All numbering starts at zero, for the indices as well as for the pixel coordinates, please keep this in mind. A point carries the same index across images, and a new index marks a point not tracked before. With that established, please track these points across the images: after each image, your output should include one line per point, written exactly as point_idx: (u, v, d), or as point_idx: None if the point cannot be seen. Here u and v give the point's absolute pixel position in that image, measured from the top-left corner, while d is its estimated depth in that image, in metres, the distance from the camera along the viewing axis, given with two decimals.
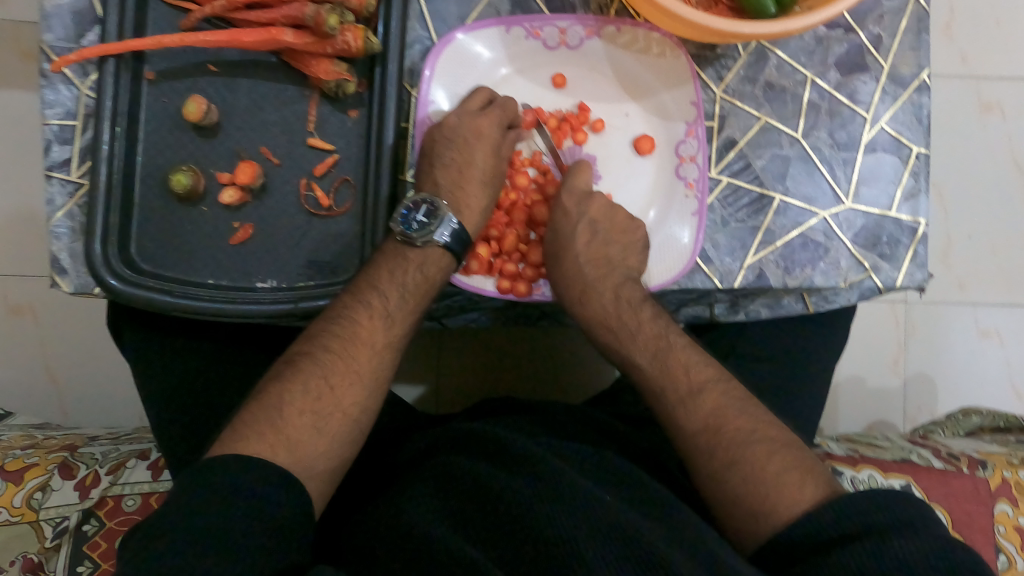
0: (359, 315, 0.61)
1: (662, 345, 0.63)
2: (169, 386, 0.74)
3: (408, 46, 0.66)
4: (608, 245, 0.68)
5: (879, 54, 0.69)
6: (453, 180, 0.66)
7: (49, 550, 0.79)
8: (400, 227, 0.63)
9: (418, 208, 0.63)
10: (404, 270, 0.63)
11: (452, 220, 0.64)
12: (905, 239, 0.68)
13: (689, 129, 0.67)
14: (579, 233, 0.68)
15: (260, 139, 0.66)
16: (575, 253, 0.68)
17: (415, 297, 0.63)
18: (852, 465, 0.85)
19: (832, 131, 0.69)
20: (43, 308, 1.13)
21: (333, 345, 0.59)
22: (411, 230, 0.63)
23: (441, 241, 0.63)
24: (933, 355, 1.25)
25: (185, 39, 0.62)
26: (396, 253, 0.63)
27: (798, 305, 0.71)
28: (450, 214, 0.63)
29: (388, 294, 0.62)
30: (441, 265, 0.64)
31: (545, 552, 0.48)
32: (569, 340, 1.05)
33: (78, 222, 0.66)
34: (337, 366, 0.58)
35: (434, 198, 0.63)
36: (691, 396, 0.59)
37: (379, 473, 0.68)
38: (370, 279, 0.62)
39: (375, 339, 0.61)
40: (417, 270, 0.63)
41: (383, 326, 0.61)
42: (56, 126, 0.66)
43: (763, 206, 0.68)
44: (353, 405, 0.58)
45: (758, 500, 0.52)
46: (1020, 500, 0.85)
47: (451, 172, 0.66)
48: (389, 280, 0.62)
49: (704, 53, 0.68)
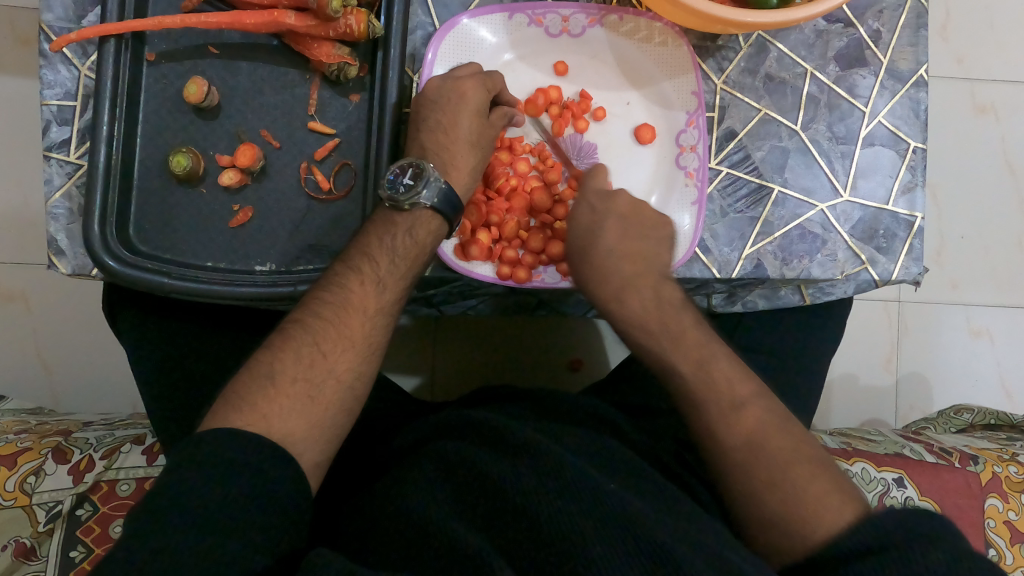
0: (350, 282, 0.59)
1: (703, 351, 0.59)
2: (172, 377, 0.74)
3: (410, 31, 0.67)
4: (641, 241, 0.64)
5: (878, 49, 0.70)
6: (439, 143, 0.63)
7: (42, 534, 0.78)
8: (386, 190, 0.60)
9: (404, 173, 0.61)
10: (393, 233, 0.61)
11: (438, 180, 0.61)
12: (901, 232, 0.69)
13: (689, 119, 0.68)
14: (604, 224, 0.64)
15: (261, 123, 0.65)
16: (605, 247, 0.63)
17: (406, 262, 0.61)
18: (846, 458, 0.86)
19: (831, 123, 0.69)
20: (36, 294, 1.12)
21: (325, 312, 0.57)
22: (397, 194, 0.60)
23: (427, 203, 0.61)
24: (925, 353, 1.25)
25: (186, 20, 0.61)
26: (385, 219, 0.61)
27: (795, 296, 0.73)
28: (435, 174, 0.61)
29: (380, 262, 0.60)
30: (432, 228, 0.62)
31: (553, 538, 0.47)
32: (568, 331, 1.06)
33: (76, 203, 0.65)
34: (331, 334, 0.56)
35: (419, 161, 0.61)
36: (733, 410, 0.55)
37: (376, 459, 0.68)
38: (361, 249, 0.60)
39: (367, 305, 0.59)
40: (407, 233, 0.61)
41: (376, 292, 0.59)
42: (55, 107, 0.65)
43: (762, 197, 0.68)
44: (346, 371, 0.56)
45: (795, 520, 0.51)
46: (1010, 495, 0.86)
47: (437, 136, 0.63)
48: (378, 246, 0.60)
49: (706, 43, 0.69)
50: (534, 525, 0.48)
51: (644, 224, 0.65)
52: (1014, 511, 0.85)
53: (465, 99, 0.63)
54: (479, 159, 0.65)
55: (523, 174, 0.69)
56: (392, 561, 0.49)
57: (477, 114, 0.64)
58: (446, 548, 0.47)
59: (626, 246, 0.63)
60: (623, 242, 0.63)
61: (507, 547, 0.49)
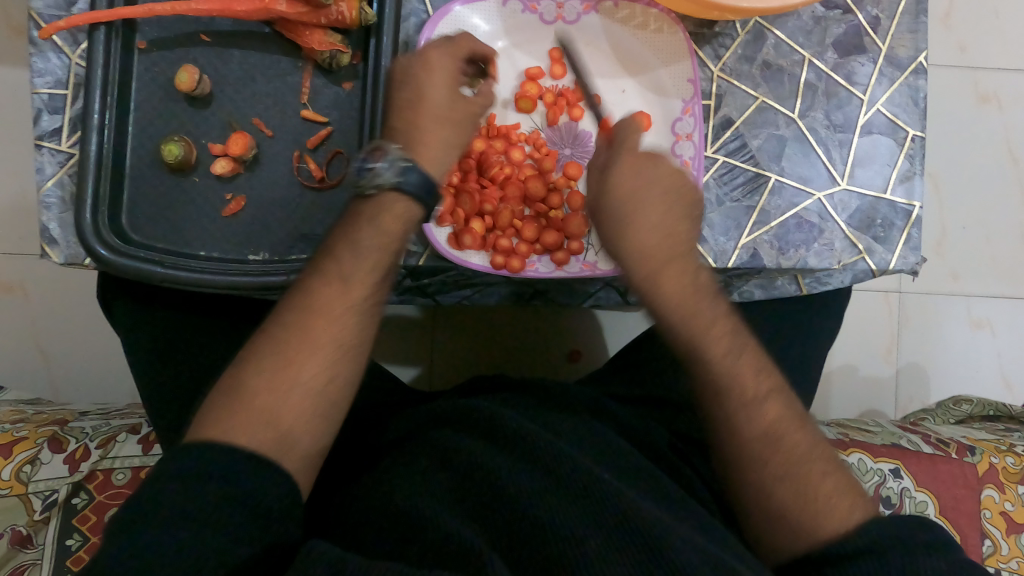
0: (316, 282, 0.52)
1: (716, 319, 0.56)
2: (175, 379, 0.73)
3: (403, 18, 0.66)
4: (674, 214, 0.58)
5: (877, 36, 0.69)
6: (407, 120, 0.59)
7: (38, 523, 0.78)
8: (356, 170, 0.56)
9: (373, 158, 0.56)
10: (359, 223, 0.55)
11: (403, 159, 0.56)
12: (899, 221, 0.68)
13: (685, 107, 0.67)
14: (648, 202, 0.58)
15: (253, 111, 0.65)
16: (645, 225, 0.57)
17: (379, 252, 0.54)
18: (843, 450, 0.86)
19: (828, 111, 0.69)
20: (34, 285, 1.12)
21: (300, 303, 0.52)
22: (360, 177, 0.56)
23: (390, 183, 0.55)
24: (925, 345, 1.25)
25: (177, 8, 0.61)
26: (353, 211, 0.56)
27: (791, 286, 0.72)
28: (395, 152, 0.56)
29: (361, 257, 0.54)
30: (400, 210, 0.56)
31: (541, 542, 0.46)
32: (565, 325, 1.07)
33: (68, 192, 0.65)
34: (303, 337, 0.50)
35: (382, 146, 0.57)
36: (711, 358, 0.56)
37: (366, 449, 0.67)
38: (336, 250, 0.54)
39: (333, 307, 0.51)
40: (373, 224, 0.55)
41: (343, 288, 0.52)
42: (46, 95, 0.65)
43: (758, 185, 0.68)
44: (314, 378, 0.50)
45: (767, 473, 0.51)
46: (1007, 486, 0.86)
47: (406, 114, 0.59)
48: (346, 240, 0.54)
49: (702, 30, 0.68)
50: (525, 530, 0.47)
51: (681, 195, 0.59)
52: (1010, 502, 0.85)
53: (430, 70, 0.59)
54: (453, 132, 0.60)
55: (517, 162, 0.68)
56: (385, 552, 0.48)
57: (448, 84, 0.59)
58: (434, 552, 0.46)
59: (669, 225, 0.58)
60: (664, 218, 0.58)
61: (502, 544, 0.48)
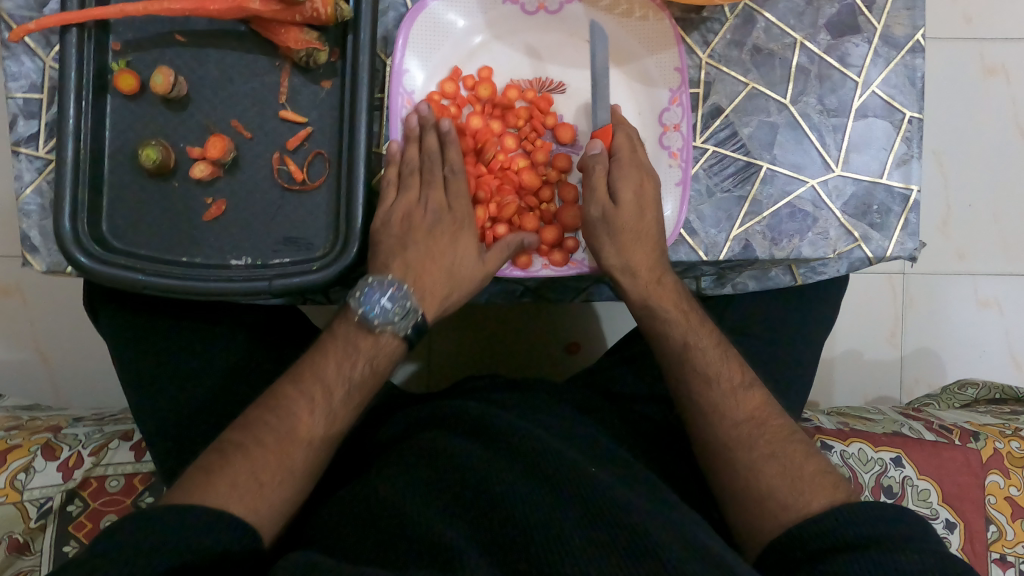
0: (297, 404, 0.58)
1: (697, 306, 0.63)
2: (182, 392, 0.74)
3: (382, 13, 0.65)
4: (635, 231, 0.63)
5: (872, 14, 0.66)
6: (144, 210, 0.63)
7: (35, 530, 0.79)
8: (360, 310, 0.61)
9: (383, 288, 0.61)
10: (352, 359, 0.61)
11: (416, 315, 0.62)
12: (896, 206, 0.66)
13: (672, 96, 0.65)
14: (621, 208, 0.63)
15: (230, 113, 0.64)
16: (616, 232, 0.63)
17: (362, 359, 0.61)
18: (842, 439, 0.85)
19: (822, 96, 0.67)
20: (30, 287, 1.12)
21: (290, 389, 0.59)
22: (24, 180, 0.64)
23: (28, 180, 0.64)
24: (931, 327, 1.23)
25: (149, 8, 0.59)
26: (347, 338, 0.61)
27: (786, 276, 0.71)
28: (413, 307, 0.62)
29: (325, 359, 0.61)
30: (390, 353, 0.62)
31: (523, 541, 0.46)
32: (563, 317, 1.06)
33: (48, 199, 0.64)
34: (288, 418, 0.57)
35: (400, 284, 0.62)
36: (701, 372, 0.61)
37: (348, 466, 0.67)
38: (318, 370, 0.60)
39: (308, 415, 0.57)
40: (367, 364, 0.61)
41: (324, 406, 0.59)
42: (20, 100, 0.64)
43: (750, 174, 0.66)
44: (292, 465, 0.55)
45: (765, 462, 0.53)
46: (1011, 471, 0.84)
47: (158, 217, 0.64)
48: (335, 372, 0.60)
49: (690, 15, 0.66)
50: (511, 531, 0.46)
51: (643, 205, 0.63)
52: (1015, 487, 0.84)
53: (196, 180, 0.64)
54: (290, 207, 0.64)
55: (511, 149, 0.67)
56: (366, 553, 0.48)
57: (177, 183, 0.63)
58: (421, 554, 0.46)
59: (642, 227, 0.63)
60: (635, 224, 0.63)
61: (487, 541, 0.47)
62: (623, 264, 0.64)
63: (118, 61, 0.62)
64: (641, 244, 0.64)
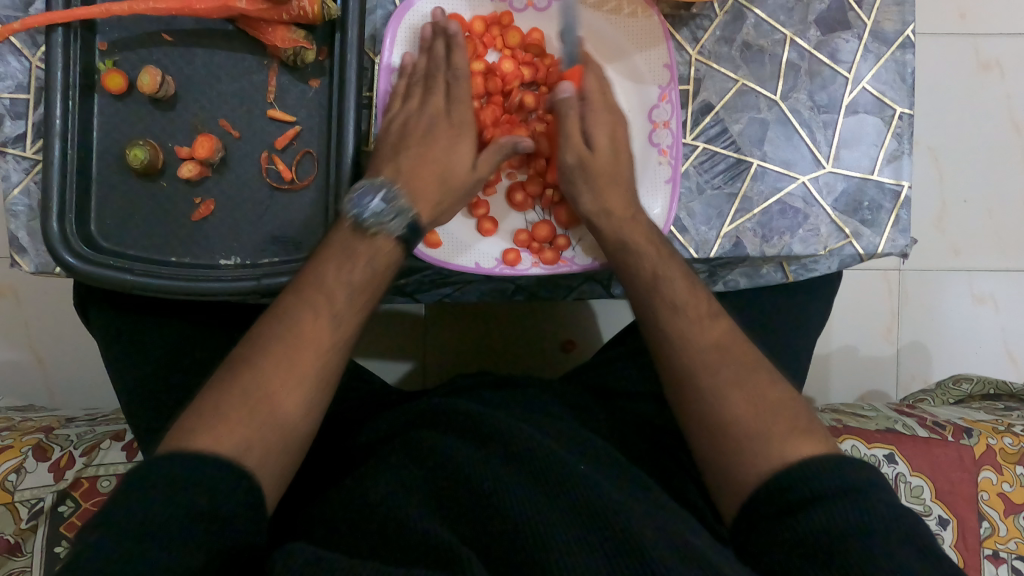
0: (302, 314, 0.52)
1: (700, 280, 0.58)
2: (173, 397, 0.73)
3: (369, 11, 0.64)
4: (609, 176, 0.62)
5: (862, 10, 0.66)
6: (133, 210, 0.63)
7: (26, 531, 0.79)
8: (355, 211, 0.56)
9: (372, 189, 0.57)
10: (352, 267, 0.54)
11: (410, 212, 0.58)
12: (887, 203, 0.66)
13: (661, 93, 0.65)
14: (597, 152, 0.63)
15: (218, 112, 0.64)
16: (593, 173, 0.62)
17: (371, 281, 0.55)
18: (836, 436, 0.85)
19: (812, 92, 0.67)
20: (24, 287, 1.12)
21: (292, 300, 0.53)
22: (11, 180, 0.64)
23: (15, 181, 0.64)
24: (926, 323, 1.23)
25: (134, 7, 0.59)
26: (346, 245, 0.55)
27: (777, 273, 0.71)
28: (403, 198, 0.58)
29: (325, 267, 0.54)
30: (392, 257, 0.57)
31: (518, 545, 0.45)
32: (559, 315, 1.05)
33: (36, 199, 0.64)
34: (290, 325, 0.51)
35: (389, 184, 0.58)
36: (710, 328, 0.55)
37: (334, 461, 0.66)
38: (317, 275, 0.54)
39: (317, 336, 0.51)
40: (368, 266, 0.54)
41: (329, 324, 0.52)
42: (7, 100, 0.63)
43: (740, 171, 0.66)
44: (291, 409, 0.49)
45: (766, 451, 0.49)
46: (1004, 467, 0.84)
47: (146, 218, 0.63)
48: (335, 275, 0.54)
49: (679, 12, 0.66)
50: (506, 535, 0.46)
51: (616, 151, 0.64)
52: (1008, 483, 0.84)
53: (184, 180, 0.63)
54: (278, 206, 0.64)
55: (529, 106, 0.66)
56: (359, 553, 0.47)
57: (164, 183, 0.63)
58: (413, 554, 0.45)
59: (614, 170, 0.63)
60: (607, 167, 0.63)
61: (480, 547, 0.47)
62: (598, 206, 0.62)
63: (105, 61, 0.62)
64: (617, 189, 0.62)
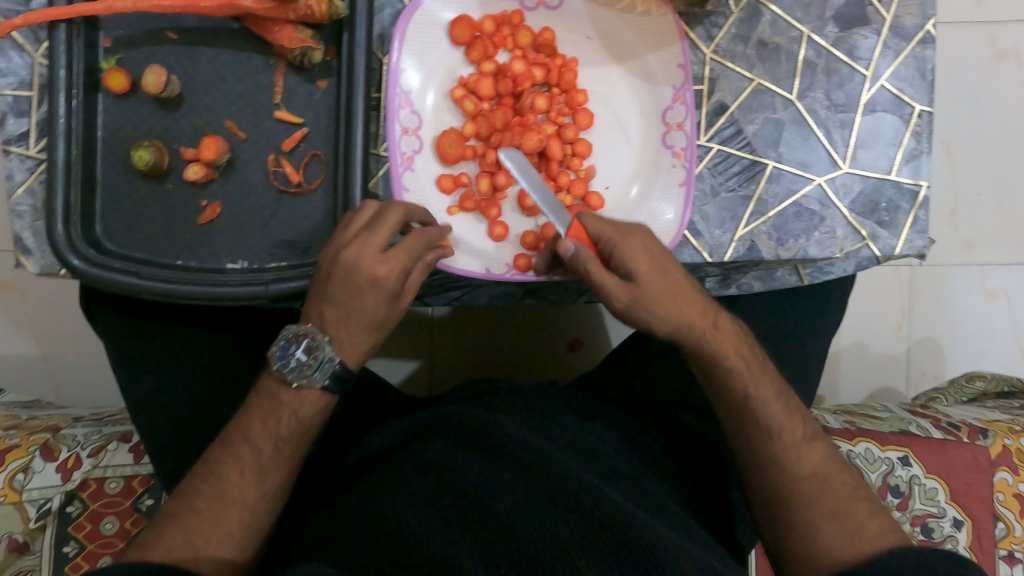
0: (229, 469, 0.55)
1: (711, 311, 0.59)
2: (181, 398, 0.73)
3: (378, 10, 0.63)
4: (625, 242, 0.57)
5: (881, 5, 0.64)
6: (139, 212, 0.62)
7: (34, 531, 0.79)
8: (277, 365, 0.55)
9: (295, 341, 0.55)
10: (277, 417, 0.56)
11: (335, 362, 0.55)
12: (905, 204, 0.65)
13: (676, 94, 0.64)
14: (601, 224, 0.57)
15: (223, 113, 0.63)
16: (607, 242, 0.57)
17: (292, 444, 0.56)
18: (849, 438, 0.84)
19: (829, 91, 0.65)
20: (30, 282, 1.11)
21: (218, 453, 0.56)
22: (15, 178, 0.63)
23: (19, 178, 0.63)
24: (938, 319, 1.22)
25: (138, 4, 0.58)
26: (270, 396, 0.56)
27: (792, 277, 0.69)
28: (331, 356, 0.55)
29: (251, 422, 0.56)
30: (318, 407, 0.57)
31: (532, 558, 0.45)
32: (568, 315, 1.05)
33: (40, 200, 0.63)
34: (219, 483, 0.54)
35: (315, 331, 0.55)
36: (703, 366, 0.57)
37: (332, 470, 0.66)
38: (244, 423, 0.56)
39: (245, 494, 0.54)
40: (291, 418, 0.56)
41: (255, 477, 0.55)
42: (10, 97, 0.63)
43: (755, 173, 0.65)
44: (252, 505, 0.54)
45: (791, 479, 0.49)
46: (1020, 468, 0.84)
47: (153, 220, 0.63)
48: (261, 429, 0.56)
49: (693, 9, 0.64)
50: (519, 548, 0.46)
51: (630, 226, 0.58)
52: None
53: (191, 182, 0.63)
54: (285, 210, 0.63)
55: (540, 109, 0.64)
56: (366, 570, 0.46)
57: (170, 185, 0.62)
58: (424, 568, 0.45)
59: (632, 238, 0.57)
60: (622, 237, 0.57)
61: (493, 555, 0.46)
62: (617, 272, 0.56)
63: (109, 59, 0.61)
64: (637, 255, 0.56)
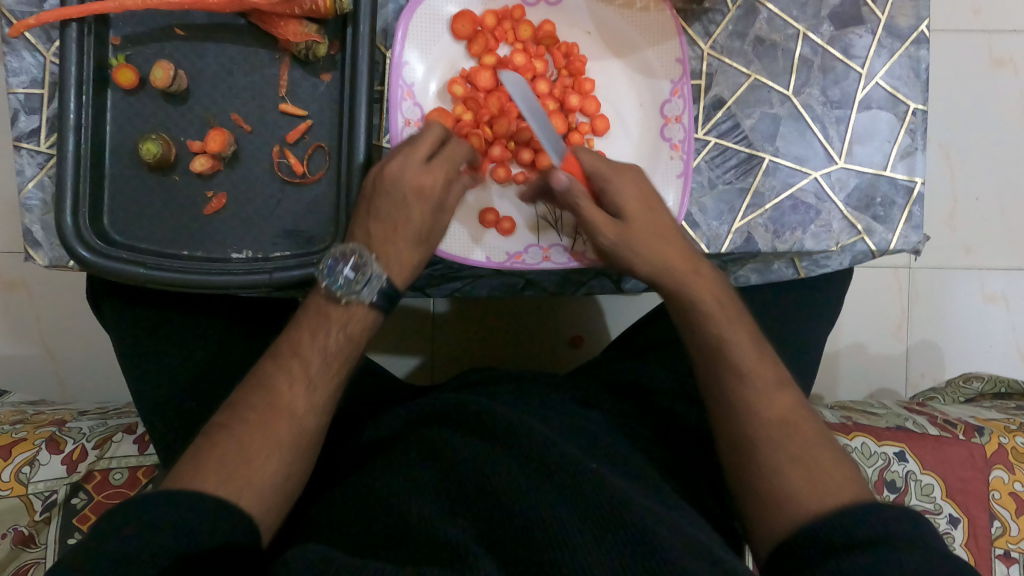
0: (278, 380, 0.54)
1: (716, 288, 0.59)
2: (186, 389, 0.74)
3: (382, 5, 0.64)
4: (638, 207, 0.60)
5: (876, 5, 0.66)
6: (145, 204, 0.63)
7: (40, 523, 0.79)
8: (325, 280, 0.56)
9: (345, 256, 0.56)
10: (326, 332, 0.56)
11: (385, 277, 0.57)
12: (899, 199, 0.66)
13: (673, 87, 0.65)
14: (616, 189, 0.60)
15: (230, 106, 0.64)
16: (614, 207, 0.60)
17: (340, 361, 0.56)
18: (845, 433, 0.84)
19: (824, 87, 0.66)
20: (36, 281, 1.12)
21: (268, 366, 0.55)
22: (25, 174, 0.64)
23: (30, 175, 0.64)
24: (937, 321, 1.23)
25: (147, 1, 0.59)
26: (318, 311, 0.57)
27: (789, 269, 0.70)
28: (377, 271, 0.56)
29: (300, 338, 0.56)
30: (366, 322, 0.57)
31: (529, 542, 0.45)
32: (569, 312, 1.06)
33: (50, 194, 0.64)
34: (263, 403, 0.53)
35: (361, 249, 0.56)
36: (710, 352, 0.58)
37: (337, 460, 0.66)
38: (296, 342, 0.56)
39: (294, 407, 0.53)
40: (341, 332, 0.56)
41: (305, 391, 0.54)
42: (22, 95, 0.64)
43: (752, 166, 0.66)
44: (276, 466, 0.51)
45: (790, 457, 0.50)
46: (1016, 467, 0.84)
47: (159, 212, 0.64)
48: (309, 342, 0.56)
49: (691, 6, 0.65)
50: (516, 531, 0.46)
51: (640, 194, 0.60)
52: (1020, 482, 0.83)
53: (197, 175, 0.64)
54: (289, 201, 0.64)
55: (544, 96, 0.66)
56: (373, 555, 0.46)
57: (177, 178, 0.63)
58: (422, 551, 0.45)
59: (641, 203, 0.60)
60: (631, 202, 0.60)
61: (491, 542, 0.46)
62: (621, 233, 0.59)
63: (119, 55, 0.62)
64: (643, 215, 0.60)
